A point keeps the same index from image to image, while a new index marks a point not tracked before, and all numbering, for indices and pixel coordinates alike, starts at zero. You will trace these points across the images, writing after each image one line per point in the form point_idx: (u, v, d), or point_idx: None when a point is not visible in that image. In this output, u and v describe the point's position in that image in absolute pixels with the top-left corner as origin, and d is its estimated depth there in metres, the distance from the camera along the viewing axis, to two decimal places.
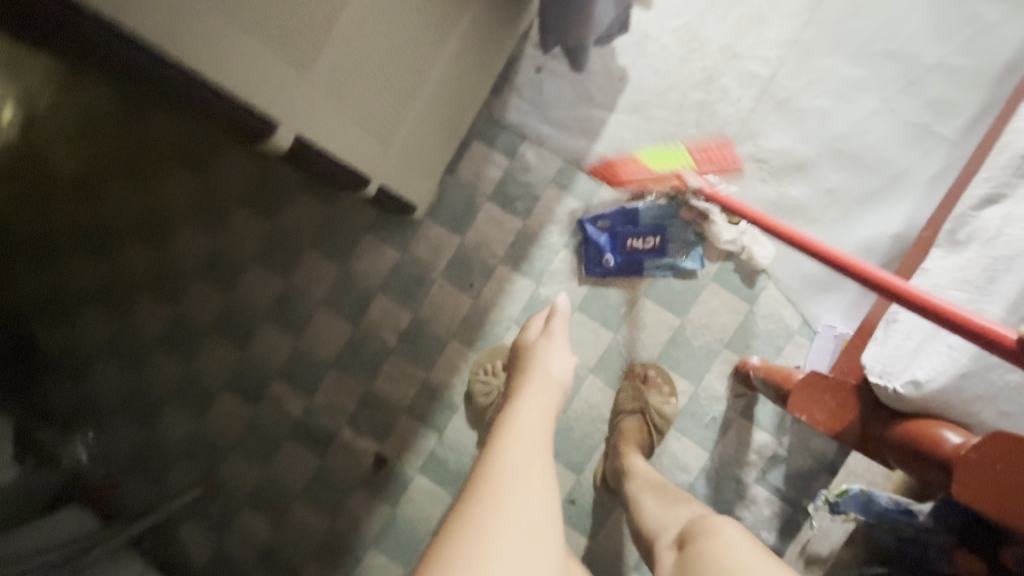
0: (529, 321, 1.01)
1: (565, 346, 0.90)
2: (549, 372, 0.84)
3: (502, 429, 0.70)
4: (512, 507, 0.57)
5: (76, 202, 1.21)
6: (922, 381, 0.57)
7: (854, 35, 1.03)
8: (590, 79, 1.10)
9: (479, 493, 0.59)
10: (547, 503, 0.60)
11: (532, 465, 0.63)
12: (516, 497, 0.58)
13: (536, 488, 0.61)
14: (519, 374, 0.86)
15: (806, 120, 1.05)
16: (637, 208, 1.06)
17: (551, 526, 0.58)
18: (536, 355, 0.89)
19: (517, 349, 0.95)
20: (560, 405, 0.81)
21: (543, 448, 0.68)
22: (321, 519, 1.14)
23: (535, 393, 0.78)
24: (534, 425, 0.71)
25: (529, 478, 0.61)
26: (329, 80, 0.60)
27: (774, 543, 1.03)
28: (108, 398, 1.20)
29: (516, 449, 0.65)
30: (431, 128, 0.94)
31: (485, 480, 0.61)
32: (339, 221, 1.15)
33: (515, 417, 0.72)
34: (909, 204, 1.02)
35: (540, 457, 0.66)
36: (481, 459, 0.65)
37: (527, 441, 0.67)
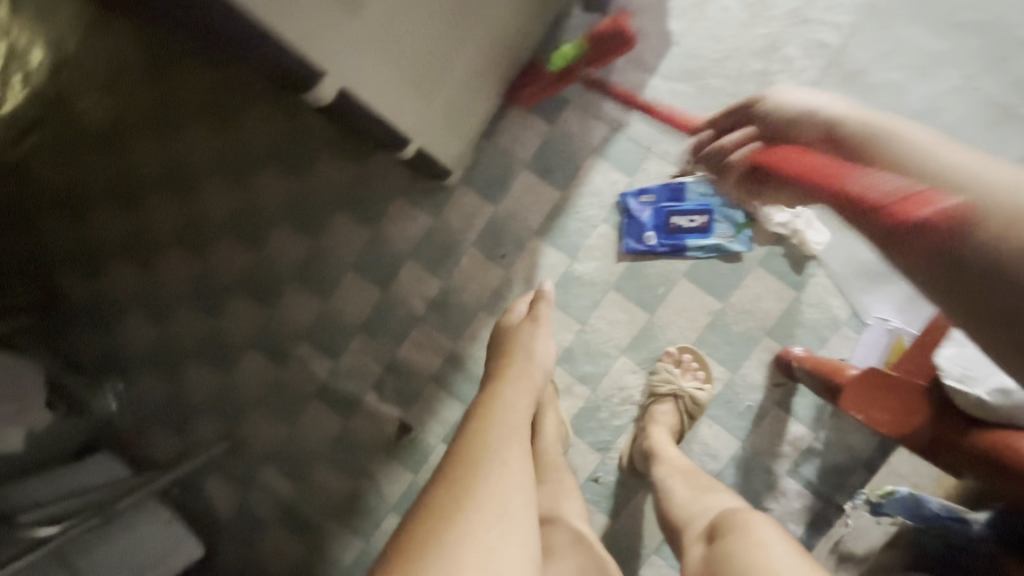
0: (512, 304, 0.98)
1: (549, 330, 0.89)
2: (533, 353, 0.83)
3: (486, 410, 0.69)
4: (496, 489, 0.59)
5: (105, 151, 1.18)
6: (1011, 389, 0.54)
7: (939, 3, 0.94)
8: (643, 41, 1.02)
9: (459, 476, 0.60)
10: (525, 487, 0.62)
11: (513, 449, 0.64)
12: (494, 482, 0.60)
13: (515, 471, 0.62)
14: (501, 354, 0.84)
15: (876, 96, 0.96)
16: (683, 183, 1.01)
17: (527, 508, 0.60)
18: (519, 337, 0.87)
19: (499, 329, 0.93)
20: (542, 385, 0.81)
21: (524, 432, 0.69)
22: (342, 481, 1.14)
23: (517, 374, 0.78)
24: (520, 408, 0.71)
25: (509, 460, 0.62)
26: (379, 28, 0.55)
27: (801, 536, 1.00)
28: (137, 350, 1.21)
29: (498, 432, 0.65)
30: (474, 88, 0.88)
31: (466, 462, 0.62)
32: (369, 181, 1.11)
33: (500, 400, 0.72)
34: None
35: (521, 439, 0.67)
36: (460, 439, 0.65)
37: (510, 425, 0.67)
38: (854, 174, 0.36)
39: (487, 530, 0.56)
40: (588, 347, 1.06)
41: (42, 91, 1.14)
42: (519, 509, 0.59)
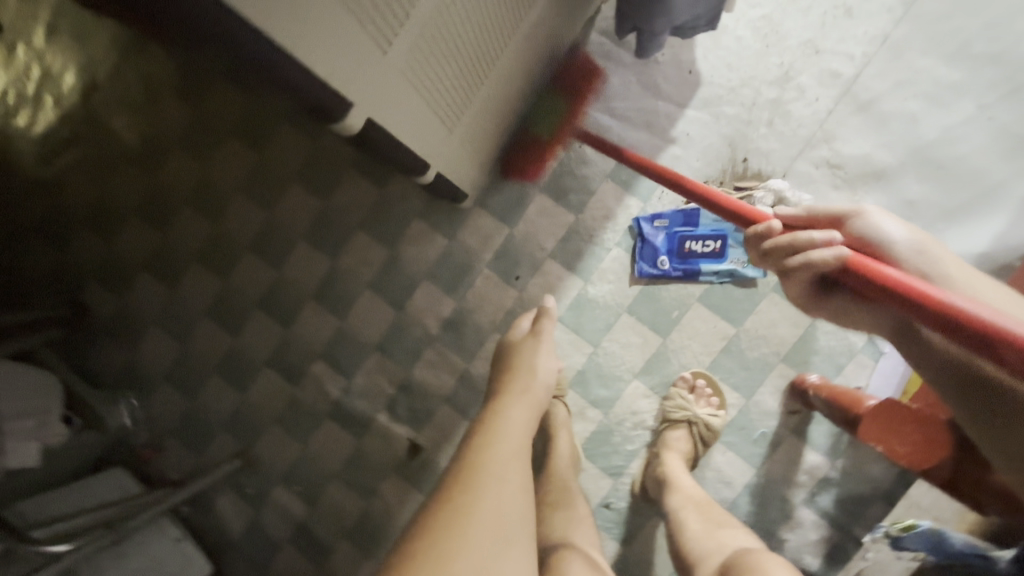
0: (518, 321, 0.98)
1: (551, 347, 0.90)
2: (535, 370, 0.84)
3: (488, 429, 0.71)
4: (494, 508, 0.60)
5: (134, 172, 1.22)
6: None
7: (951, 35, 0.95)
8: (657, 69, 1.04)
9: (459, 490, 0.61)
10: (521, 504, 0.63)
11: (511, 466, 0.65)
12: (493, 496, 0.61)
13: (512, 489, 0.63)
14: (507, 371, 0.85)
15: (889, 125, 0.98)
16: (697, 208, 1.02)
17: (522, 525, 0.61)
18: (521, 355, 0.87)
19: (502, 346, 0.93)
20: (545, 401, 0.81)
21: (524, 450, 0.70)
22: (354, 502, 1.14)
23: (520, 392, 0.79)
24: (520, 427, 0.72)
25: (508, 476, 0.64)
26: (404, 63, 0.57)
27: (818, 568, 0.99)
28: (156, 366, 1.22)
29: (498, 447, 0.67)
30: (491, 116, 0.91)
31: (467, 476, 0.63)
32: (387, 204, 1.13)
33: (502, 418, 0.73)
34: (1001, 221, 0.94)
35: (521, 456, 0.68)
36: (463, 456, 0.67)
37: (510, 442, 0.69)
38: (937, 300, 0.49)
39: (484, 541, 0.57)
40: (601, 370, 1.06)
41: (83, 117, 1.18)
42: (515, 524, 0.61)
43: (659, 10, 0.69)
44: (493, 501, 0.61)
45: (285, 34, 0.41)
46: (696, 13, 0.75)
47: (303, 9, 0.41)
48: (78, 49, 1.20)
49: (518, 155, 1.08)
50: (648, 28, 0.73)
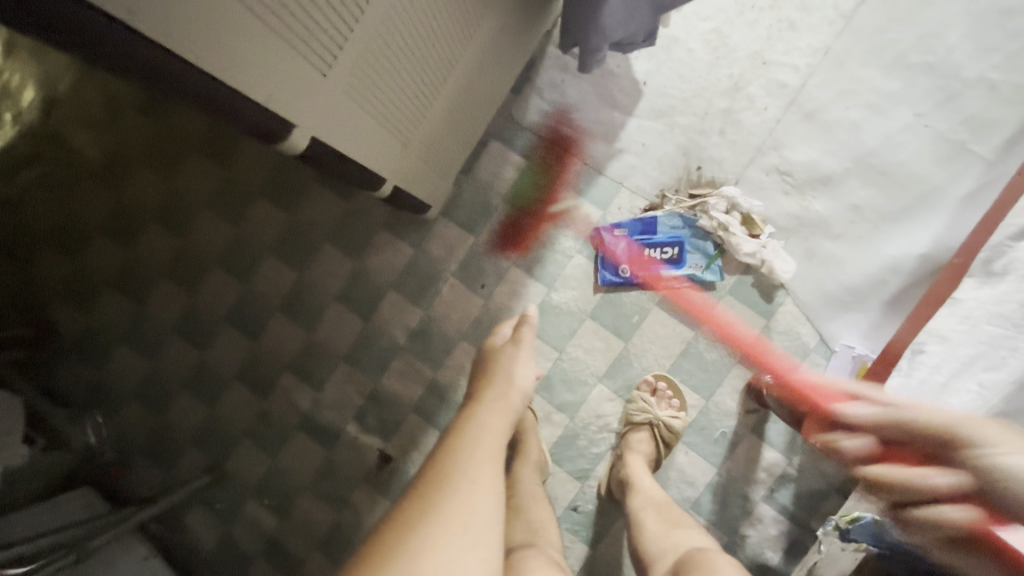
0: (499, 327, 0.97)
1: (530, 355, 0.89)
2: (512, 376, 0.83)
3: (460, 433, 0.69)
4: (463, 507, 0.57)
5: (96, 188, 1.21)
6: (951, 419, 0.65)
7: (889, 47, 1.00)
8: (612, 81, 1.07)
9: (427, 493, 0.59)
10: (493, 505, 0.60)
11: (483, 466, 0.63)
12: (461, 497, 0.58)
13: (483, 488, 0.61)
14: (482, 379, 0.84)
15: (834, 133, 1.02)
16: (654, 217, 1.05)
17: (494, 527, 0.58)
18: (500, 360, 0.87)
19: (484, 352, 0.92)
20: (520, 409, 0.80)
21: (498, 454, 0.67)
22: (325, 514, 1.14)
23: (495, 397, 0.78)
24: (493, 430, 0.70)
25: (478, 477, 0.61)
26: (348, 84, 0.58)
27: (779, 562, 1.02)
28: (124, 383, 1.21)
29: (471, 450, 0.65)
30: (450, 128, 0.92)
31: (434, 478, 0.61)
32: (353, 216, 1.14)
33: (474, 420, 0.71)
34: (939, 223, 0.98)
35: (495, 458, 0.66)
36: (432, 460, 0.64)
37: (481, 442, 0.67)
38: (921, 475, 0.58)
39: (450, 542, 0.54)
40: (567, 375, 1.08)
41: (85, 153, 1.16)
42: (487, 526, 0.58)
43: (591, 25, 0.73)
44: (466, 501, 0.58)
45: (218, 64, 0.42)
46: (633, 30, 0.78)
47: (235, 42, 0.42)
48: (30, 62, 1.17)
49: (512, 233, 1.10)
50: (587, 44, 0.76)
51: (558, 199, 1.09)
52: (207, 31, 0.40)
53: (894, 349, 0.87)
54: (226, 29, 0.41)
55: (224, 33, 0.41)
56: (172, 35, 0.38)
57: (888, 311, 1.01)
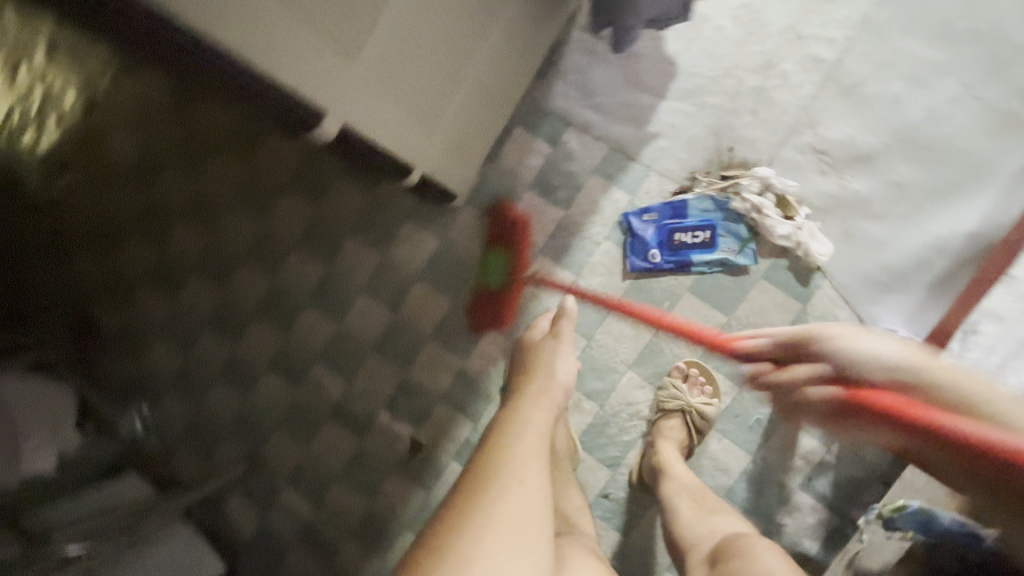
0: (536, 320, 0.99)
1: (570, 348, 0.89)
2: (553, 372, 0.83)
3: (504, 430, 0.68)
4: (514, 507, 0.57)
5: (133, 187, 1.25)
6: None
7: (933, 14, 0.95)
8: (638, 62, 1.05)
9: (476, 493, 0.59)
10: (542, 506, 0.59)
11: (530, 467, 0.62)
12: (511, 498, 0.58)
13: (531, 486, 0.61)
14: (525, 373, 0.84)
15: (873, 108, 0.98)
16: (685, 200, 1.02)
17: (542, 527, 0.58)
18: (541, 356, 0.86)
19: (520, 347, 0.93)
20: (561, 405, 0.80)
21: (543, 453, 0.67)
22: (358, 501, 1.17)
23: (537, 393, 0.77)
24: (538, 426, 0.70)
25: (526, 477, 0.61)
26: (376, 71, 0.59)
27: (817, 552, 0.99)
28: (164, 374, 1.26)
29: (517, 446, 0.65)
30: (475, 115, 0.92)
31: (481, 477, 0.61)
32: (380, 208, 1.15)
33: (520, 416, 0.71)
34: (990, 199, 0.93)
35: (542, 455, 0.66)
36: (479, 456, 0.65)
37: (527, 440, 0.66)
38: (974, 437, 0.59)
39: (503, 545, 0.54)
40: (596, 363, 1.08)
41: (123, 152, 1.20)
42: (537, 527, 0.57)
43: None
44: (515, 500, 0.58)
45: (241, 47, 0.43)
46: (667, 5, 0.77)
47: (258, 23, 0.43)
48: None
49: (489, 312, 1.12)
50: (620, 21, 0.75)
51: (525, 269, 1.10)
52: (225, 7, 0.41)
53: (943, 331, 0.83)
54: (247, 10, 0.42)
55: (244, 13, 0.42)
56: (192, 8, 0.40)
57: (932, 292, 0.96)
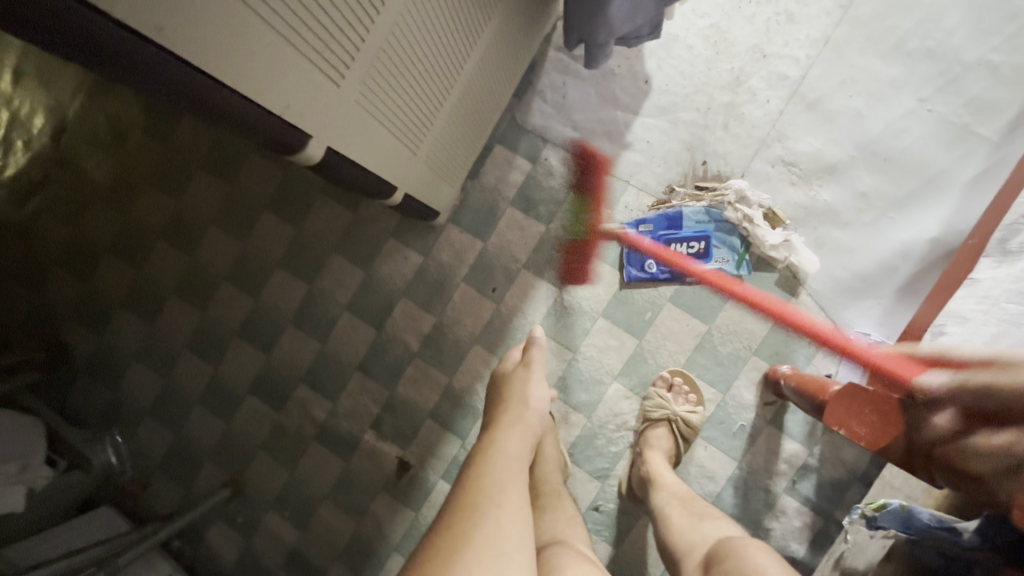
0: (508, 352, 0.98)
1: (543, 375, 0.90)
2: (527, 400, 0.83)
3: (483, 460, 0.68)
4: (493, 534, 0.56)
5: (107, 210, 1.22)
6: None
7: (888, 34, 1.00)
8: (614, 81, 1.08)
9: (458, 524, 0.58)
10: (524, 530, 0.59)
11: (507, 493, 0.62)
12: (491, 523, 0.58)
13: (510, 513, 0.60)
14: (498, 405, 0.84)
15: (837, 121, 1.02)
16: (680, 211, 1.05)
17: (525, 545, 0.57)
18: (513, 384, 0.87)
19: (497, 375, 0.93)
20: (538, 432, 0.80)
21: (522, 479, 0.67)
22: (346, 523, 1.14)
23: (513, 423, 0.78)
24: (514, 455, 0.70)
25: (504, 502, 0.61)
26: (360, 92, 0.60)
27: (804, 554, 1.01)
28: (140, 401, 1.22)
29: (493, 475, 0.65)
30: (455, 134, 0.93)
31: (462, 508, 0.60)
32: (362, 226, 1.15)
33: (496, 446, 0.71)
34: (947, 207, 0.99)
35: (519, 481, 0.66)
36: (457, 491, 0.64)
37: (502, 469, 0.66)
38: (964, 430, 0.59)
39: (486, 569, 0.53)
40: (582, 375, 1.08)
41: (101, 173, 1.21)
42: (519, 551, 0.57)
43: (598, 23, 0.75)
44: (493, 527, 0.57)
45: (233, 77, 0.43)
46: (637, 23, 0.80)
47: (251, 53, 0.43)
48: (39, 89, 1.19)
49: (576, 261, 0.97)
50: (593, 39, 0.78)
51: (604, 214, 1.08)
52: (223, 43, 0.40)
53: (914, 330, 0.86)
54: (242, 42, 0.41)
55: (240, 47, 0.42)
56: (194, 52, 0.39)
57: (899, 296, 1.01)
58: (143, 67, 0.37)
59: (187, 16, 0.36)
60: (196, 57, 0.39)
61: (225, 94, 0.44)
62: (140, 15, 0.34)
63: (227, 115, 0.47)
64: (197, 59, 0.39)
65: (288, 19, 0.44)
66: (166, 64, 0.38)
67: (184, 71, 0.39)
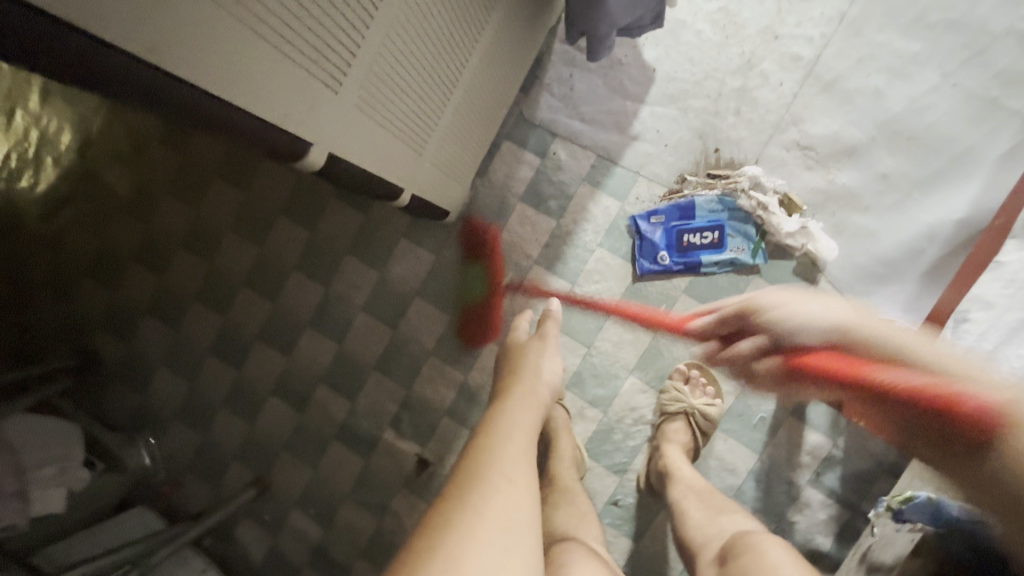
0: (517, 319, 0.99)
1: (556, 351, 0.91)
2: (539, 373, 0.83)
3: (491, 429, 0.68)
4: (500, 507, 0.56)
5: (131, 220, 1.26)
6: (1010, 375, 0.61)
7: (908, 7, 0.96)
8: (621, 71, 1.06)
9: (463, 491, 0.58)
10: (529, 506, 0.59)
11: (517, 467, 0.62)
12: (501, 496, 0.58)
13: (519, 487, 0.60)
14: (509, 373, 0.84)
15: (856, 101, 0.99)
16: (692, 200, 1.03)
17: (530, 519, 0.58)
18: (526, 358, 0.87)
19: (507, 347, 0.94)
20: (547, 406, 0.80)
21: (529, 453, 0.67)
22: (368, 520, 1.17)
23: (524, 395, 0.77)
24: (524, 428, 0.69)
25: (514, 476, 0.61)
26: (360, 98, 0.60)
27: (830, 548, 0.99)
28: (169, 404, 1.26)
29: (503, 447, 0.64)
30: (463, 131, 0.94)
31: (471, 476, 0.60)
32: (375, 228, 1.17)
33: (506, 416, 0.71)
34: (976, 185, 0.94)
35: (527, 456, 0.65)
36: (464, 457, 0.64)
37: (511, 441, 0.66)
38: (885, 373, 0.52)
39: (493, 542, 0.53)
40: (597, 370, 1.08)
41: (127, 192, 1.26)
42: (524, 525, 0.57)
43: (596, 17, 0.74)
44: (501, 500, 0.57)
45: (229, 90, 0.44)
46: (636, 14, 0.79)
47: (248, 66, 0.43)
48: (65, 107, 1.21)
49: (538, 286, 1.10)
50: (593, 32, 0.77)
51: (501, 279, 1.12)
52: (218, 59, 0.41)
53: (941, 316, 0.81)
54: (236, 57, 0.42)
55: (236, 61, 0.42)
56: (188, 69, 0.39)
57: (926, 281, 0.97)
58: (139, 88, 0.38)
59: (181, 36, 0.37)
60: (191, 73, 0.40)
61: (223, 105, 0.44)
62: (133, 37, 0.35)
63: (230, 127, 0.47)
64: (195, 77, 0.40)
65: (284, 33, 0.45)
66: (163, 82, 0.39)
67: (181, 87, 0.40)
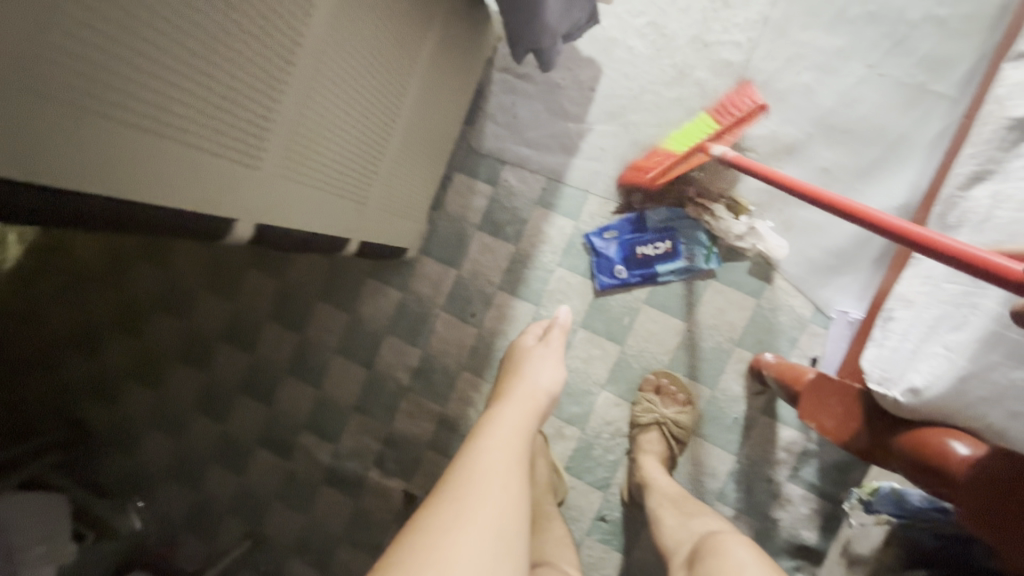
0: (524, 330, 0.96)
1: (558, 355, 0.86)
2: (536, 375, 0.78)
3: (483, 426, 0.64)
4: (477, 508, 0.52)
5: (104, 287, 1.27)
6: (920, 389, 0.59)
7: (828, 4, 0.98)
8: (561, 93, 1.08)
9: (453, 491, 0.53)
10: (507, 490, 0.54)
11: (513, 470, 0.57)
12: (478, 493, 0.53)
13: (500, 485, 0.55)
14: (510, 376, 0.81)
15: (789, 100, 1.01)
16: (642, 213, 1.05)
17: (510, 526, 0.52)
18: (528, 359, 0.84)
19: (511, 351, 0.92)
20: (546, 408, 0.75)
21: (519, 450, 0.61)
22: (364, 560, 1.17)
23: (523, 396, 0.72)
24: (515, 426, 0.64)
25: (490, 467, 0.56)
26: (284, 167, 0.61)
27: (816, 541, 1.00)
28: (157, 467, 1.27)
29: (487, 442, 0.60)
30: (407, 170, 0.94)
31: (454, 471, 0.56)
32: (340, 270, 1.18)
33: (496, 414, 0.67)
34: (912, 170, 0.97)
35: (508, 447, 0.60)
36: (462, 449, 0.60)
37: (509, 442, 0.61)
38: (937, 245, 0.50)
39: (484, 549, 0.49)
40: (571, 389, 1.08)
41: (93, 258, 1.27)
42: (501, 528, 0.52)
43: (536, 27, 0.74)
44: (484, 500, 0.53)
45: (125, 192, 0.43)
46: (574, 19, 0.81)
47: (142, 162, 0.44)
48: None
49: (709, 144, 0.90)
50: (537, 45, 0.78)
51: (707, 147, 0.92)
52: (114, 161, 0.41)
53: (881, 297, 0.82)
54: (123, 156, 0.42)
55: (126, 160, 0.42)
56: (73, 182, 0.39)
57: (877, 268, 0.99)
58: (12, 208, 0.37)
59: (53, 152, 0.37)
60: (82, 184, 0.40)
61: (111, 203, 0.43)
62: (22, 167, 0.35)
63: (129, 224, 0.46)
64: (96, 185, 0.41)
65: (176, 123, 0.45)
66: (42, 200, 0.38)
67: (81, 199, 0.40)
